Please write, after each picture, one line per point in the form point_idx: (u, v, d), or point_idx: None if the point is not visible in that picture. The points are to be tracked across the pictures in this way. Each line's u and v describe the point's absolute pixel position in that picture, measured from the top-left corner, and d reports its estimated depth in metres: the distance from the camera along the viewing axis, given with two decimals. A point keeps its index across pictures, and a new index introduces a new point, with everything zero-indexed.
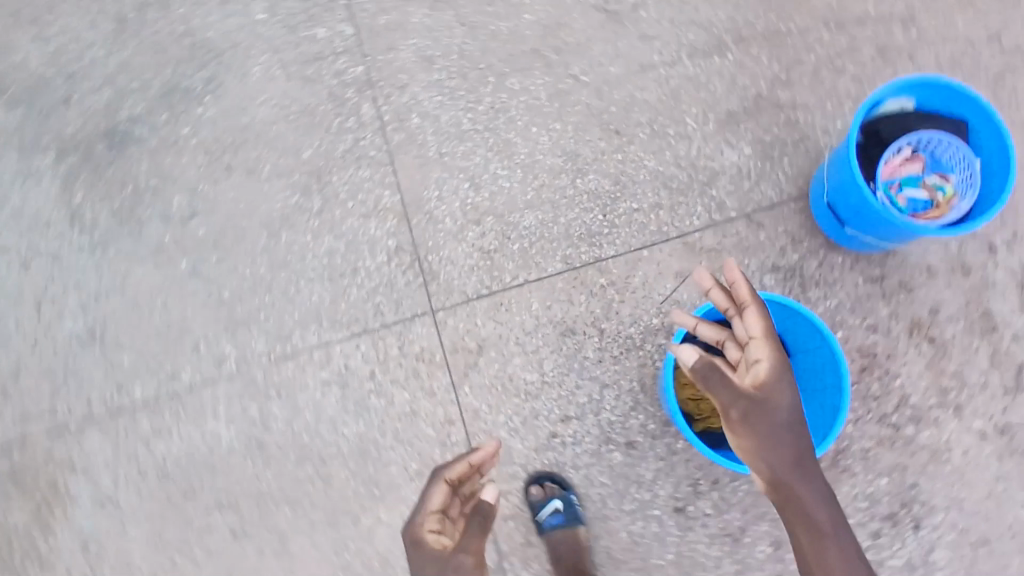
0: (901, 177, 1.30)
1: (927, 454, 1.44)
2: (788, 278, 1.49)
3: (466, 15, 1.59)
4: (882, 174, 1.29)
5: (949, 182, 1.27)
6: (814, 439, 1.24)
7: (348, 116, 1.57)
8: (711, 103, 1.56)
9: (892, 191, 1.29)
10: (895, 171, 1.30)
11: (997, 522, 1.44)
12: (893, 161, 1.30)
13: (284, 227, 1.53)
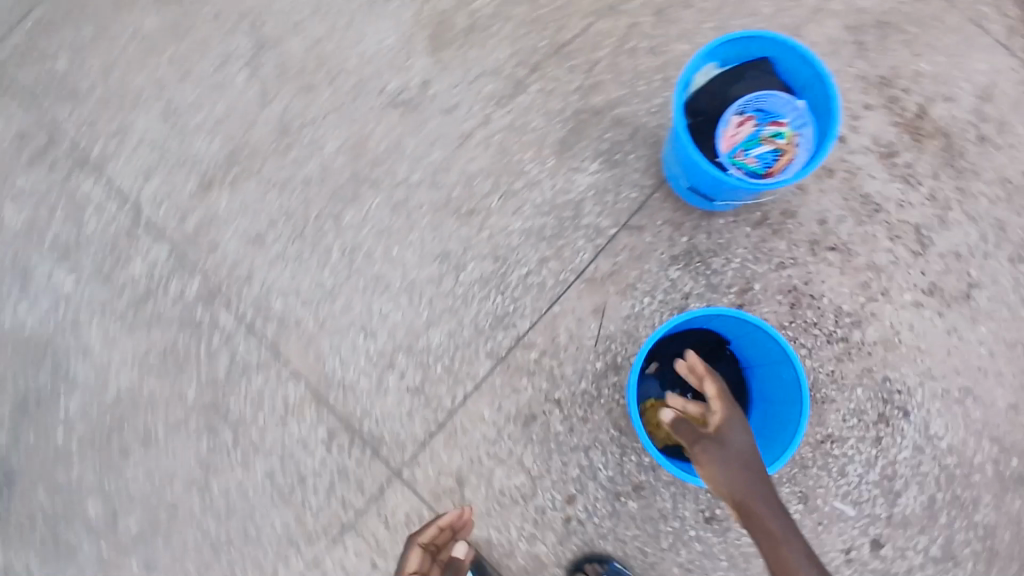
0: (742, 140, 1.31)
1: (881, 346, 1.51)
2: (689, 262, 1.52)
3: (270, 176, 1.52)
4: (724, 146, 1.30)
5: (784, 127, 1.30)
6: (797, 416, 1.24)
7: (211, 336, 1.48)
8: (540, 137, 1.56)
9: (740, 158, 1.30)
10: (734, 138, 1.30)
11: (969, 368, 1.51)
12: (729, 129, 1.30)
13: (210, 475, 1.45)
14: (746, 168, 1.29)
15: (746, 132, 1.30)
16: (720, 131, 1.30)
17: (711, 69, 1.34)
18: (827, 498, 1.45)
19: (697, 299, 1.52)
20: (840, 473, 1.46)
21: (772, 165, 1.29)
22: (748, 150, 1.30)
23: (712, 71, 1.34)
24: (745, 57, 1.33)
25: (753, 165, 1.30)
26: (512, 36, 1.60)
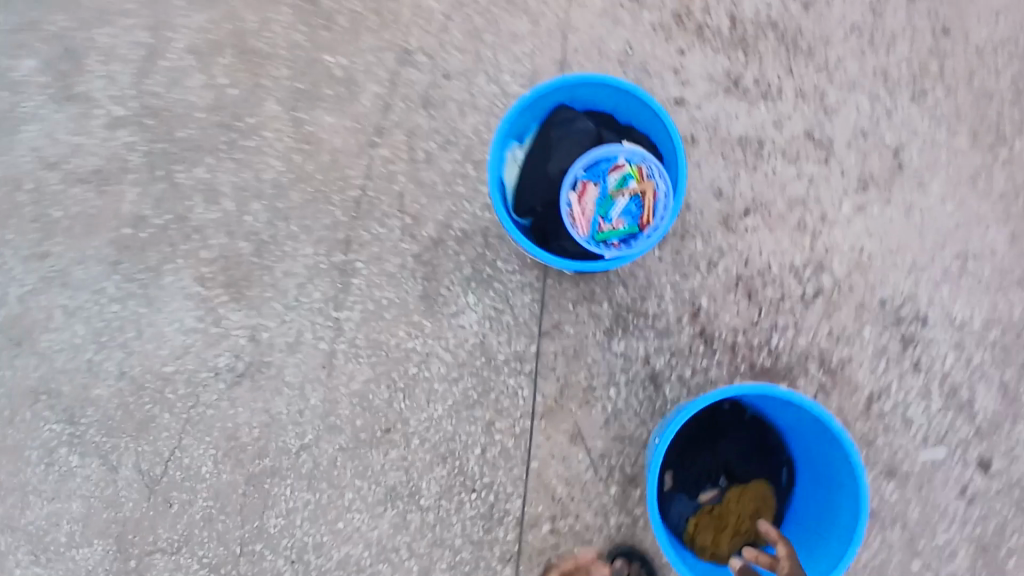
0: (595, 209, 1.09)
1: (857, 273, 1.32)
2: (626, 325, 1.31)
3: (171, 541, 1.31)
4: (582, 229, 1.08)
5: (625, 166, 1.09)
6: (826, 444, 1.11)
7: None
8: (401, 309, 1.33)
9: (607, 226, 1.08)
10: (586, 214, 1.09)
11: (949, 234, 1.34)
12: (574, 209, 1.08)
13: None
14: (619, 235, 1.08)
15: (593, 200, 1.09)
16: (567, 217, 1.07)
17: (516, 150, 1.17)
18: (910, 456, 1.29)
19: (659, 354, 1.31)
20: (905, 424, 1.29)
21: (641, 214, 1.09)
22: (607, 216, 1.09)
23: (519, 150, 1.17)
24: (541, 116, 1.17)
25: (622, 228, 1.09)
26: (302, 228, 1.35)
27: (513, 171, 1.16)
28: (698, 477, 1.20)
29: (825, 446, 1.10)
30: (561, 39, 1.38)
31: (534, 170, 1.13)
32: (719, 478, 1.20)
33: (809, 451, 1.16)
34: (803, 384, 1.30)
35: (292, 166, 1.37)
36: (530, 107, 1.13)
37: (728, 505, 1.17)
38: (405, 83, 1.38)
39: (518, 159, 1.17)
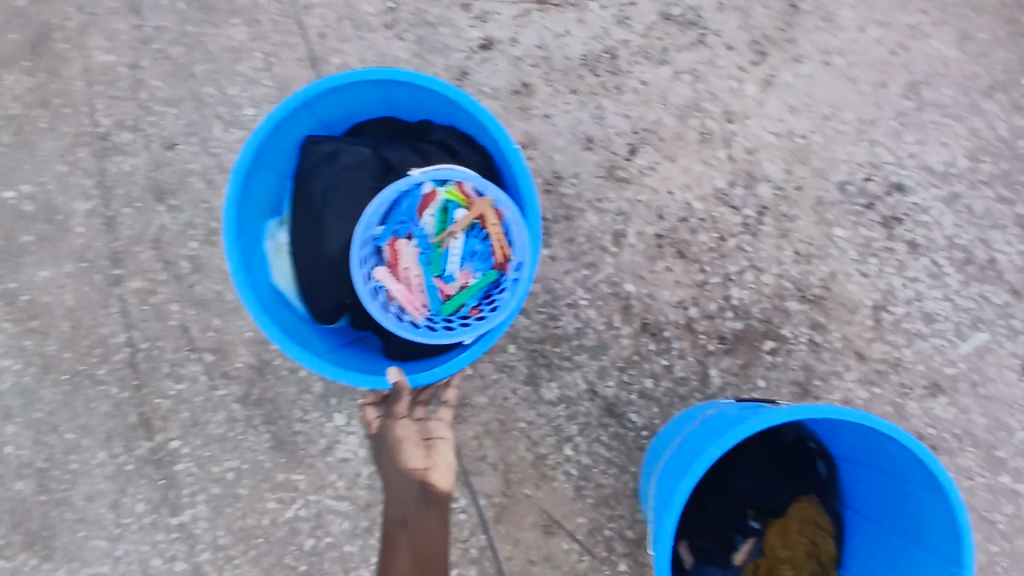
0: (425, 271, 0.82)
1: (796, 165, 0.99)
2: (547, 361, 0.98)
3: None
4: (420, 311, 0.80)
5: (440, 198, 0.80)
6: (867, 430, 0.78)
7: None
8: (259, 475, 0.96)
9: (455, 286, 0.81)
10: (417, 286, 0.80)
11: (883, 67, 1.00)
12: (397, 289, 0.79)
13: None
14: (473, 295, 0.81)
15: (418, 262, 0.81)
16: (392, 305, 0.79)
17: (275, 229, 0.86)
18: (948, 357, 0.97)
19: (605, 377, 0.97)
20: (927, 322, 0.98)
21: (490, 253, 0.81)
22: (446, 274, 0.81)
23: (280, 228, 0.86)
24: (286, 172, 0.86)
25: (474, 281, 0.81)
26: (83, 431, 0.98)
27: (285, 260, 0.85)
28: (718, 530, 0.91)
29: (871, 443, 0.80)
30: (295, 31, 0.99)
31: (313, 244, 0.83)
32: (748, 521, 0.91)
33: (849, 444, 0.86)
34: (791, 333, 0.97)
35: (31, 357, 1.00)
36: (263, 168, 0.81)
37: (777, 555, 0.88)
38: (119, 178, 1.00)
39: (285, 240, 0.86)
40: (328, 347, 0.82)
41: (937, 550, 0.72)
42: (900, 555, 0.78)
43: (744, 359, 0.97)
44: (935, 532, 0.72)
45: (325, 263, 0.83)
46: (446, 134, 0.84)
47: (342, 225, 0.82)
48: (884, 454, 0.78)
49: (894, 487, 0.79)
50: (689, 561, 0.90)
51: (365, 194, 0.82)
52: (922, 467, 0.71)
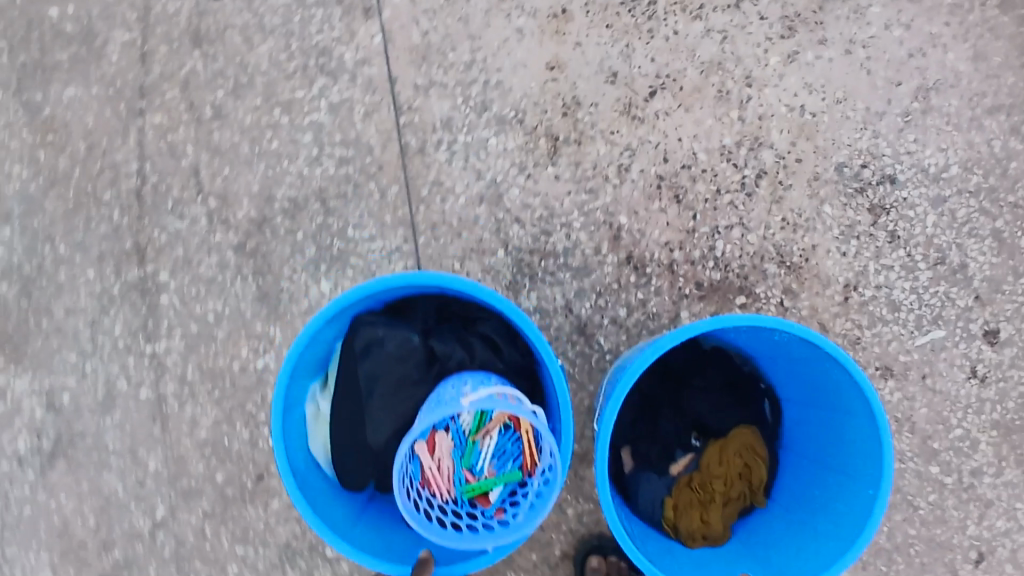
0: (457, 458, 0.83)
1: (800, 140, 1.04)
2: (531, 272, 1.02)
3: None
4: (446, 492, 0.82)
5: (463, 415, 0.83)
6: (804, 361, 0.86)
7: None
8: (238, 321, 1.02)
9: (484, 509, 0.83)
10: (445, 473, 0.83)
11: (900, 67, 1.06)
12: (426, 472, 0.83)
13: None
14: (497, 491, 0.83)
15: (450, 450, 0.83)
16: (420, 492, 0.83)
17: (318, 397, 0.92)
18: (904, 345, 1.03)
19: (582, 298, 1.02)
20: (891, 309, 1.03)
21: (523, 447, 0.84)
22: (475, 468, 0.83)
23: (323, 396, 0.93)
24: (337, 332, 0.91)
25: (499, 475, 0.83)
26: (79, 248, 1.03)
27: (323, 428, 0.91)
28: (662, 443, 0.97)
29: (816, 380, 0.86)
30: None
31: (353, 426, 0.88)
32: (691, 439, 0.97)
33: (796, 384, 0.92)
34: (763, 292, 1.02)
35: (40, 167, 1.04)
36: (312, 346, 0.86)
37: (710, 471, 0.94)
38: (161, 17, 1.04)
39: (325, 408, 0.92)
40: (352, 509, 0.88)
41: (861, 478, 0.79)
42: (825, 485, 0.86)
43: (714, 307, 1.02)
44: (860, 461, 0.80)
45: (365, 454, 0.87)
46: (492, 328, 0.91)
47: (380, 417, 0.87)
48: (827, 390, 0.85)
49: (830, 423, 0.86)
50: (631, 466, 0.98)
51: (406, 383, 0.87)
52: (858, 400, 0.78)
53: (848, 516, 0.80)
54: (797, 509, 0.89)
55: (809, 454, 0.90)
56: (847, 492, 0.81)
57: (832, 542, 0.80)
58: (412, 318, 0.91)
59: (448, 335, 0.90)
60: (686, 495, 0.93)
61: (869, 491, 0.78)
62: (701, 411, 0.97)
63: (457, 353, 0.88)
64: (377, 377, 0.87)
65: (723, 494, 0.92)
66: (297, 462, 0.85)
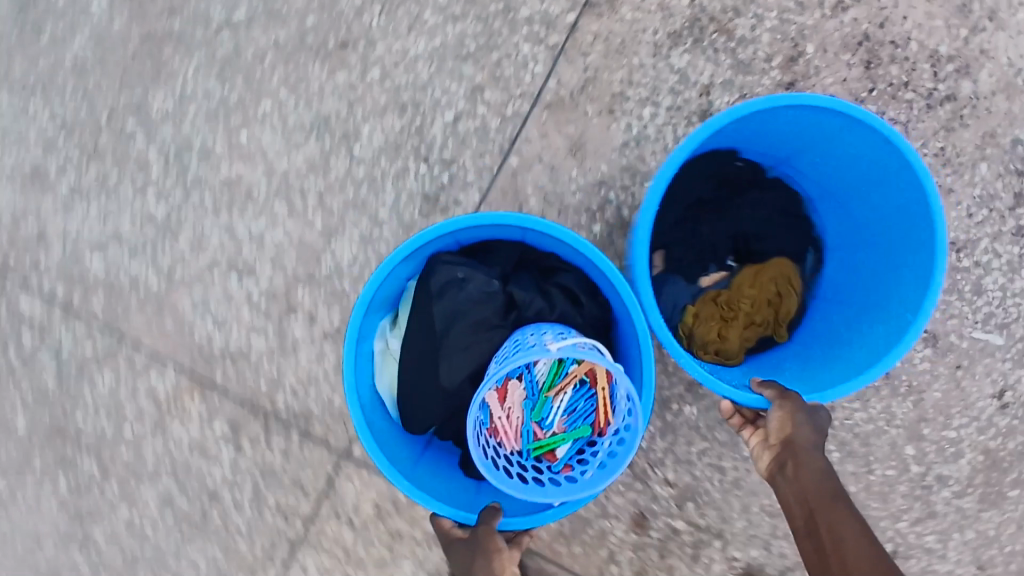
0: (527, 414, 0.83)
1: (1003, 95, 0.99)
2: (697, 37, 0.98)
3: (26, 78, 1.04)
4: (513, 444, 0.82)
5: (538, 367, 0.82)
6: (862, 188, 0.87)
7: (22, 329, 1.05)
8: None
9: (547, 459, 0.82)
10: (515, 423, 0.82)
11: None
12: (497, 421, 0.82)
13: (88, 521, 1.05)
14: (565, 449, 0.82)
15: (521, 405, 0.82)
16: (488, 440, 0.82)
17: (387, 335, 0.89)
18: (962, 329, 0.99)
19: (724, 91, 0.98)
20: (974, 292, 0.99)
21: (598, 407, 0.82)
22: (544, 423, 0.82)
23: (392, 334, 0.90)
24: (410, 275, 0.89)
25: (567, 432, 0.83)
26: None
27: (390, 367, 0.88)
28: (701, 249, 0.94)
29: (879, 215, 0.86)
30: None
31: (423, 376, 0.84)
32: (727, 258, 0.95)
33: (849, 227, 0.92)
34: None
35: None
36: (384, 281, 0.83)
37: (739, 292, 0.93)
38: None
39: (393, 348, 0.89)
40: (412, 459, 0.85)
41: (907, 300, 0.79)
42: (860, 319, 0.86)
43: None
44: (906, 291, 0.80)
45: (434, 402, 0.83)
46: (572, 278, 0.87)
47: (455, 358, 0.83)
48: (887, 227, 0.85)
49: (879, 259, 0.86)
50: (676, 237, 0.94)
51: (483, 326, 0.83)
52: (923, 227, 0.79)
53: (884, 339, 0.80)
54: (823, 347, 0.88)
55: (845, 296, 0.90)
56: (882, 323, 0.82)
57: (858, 362, 0.81)
58: (492, 262, 0.87)
59: (527, 280, 0.86)
60: (711, 308, 0.93)
61: (904, 316, 0.79)
62: (749, 229, 0.94)
63: (536, 303, 0.85)
64: (453, 317, 0.84)
65: (748, 315, 0.92)
66: (363, 394, 0.83)
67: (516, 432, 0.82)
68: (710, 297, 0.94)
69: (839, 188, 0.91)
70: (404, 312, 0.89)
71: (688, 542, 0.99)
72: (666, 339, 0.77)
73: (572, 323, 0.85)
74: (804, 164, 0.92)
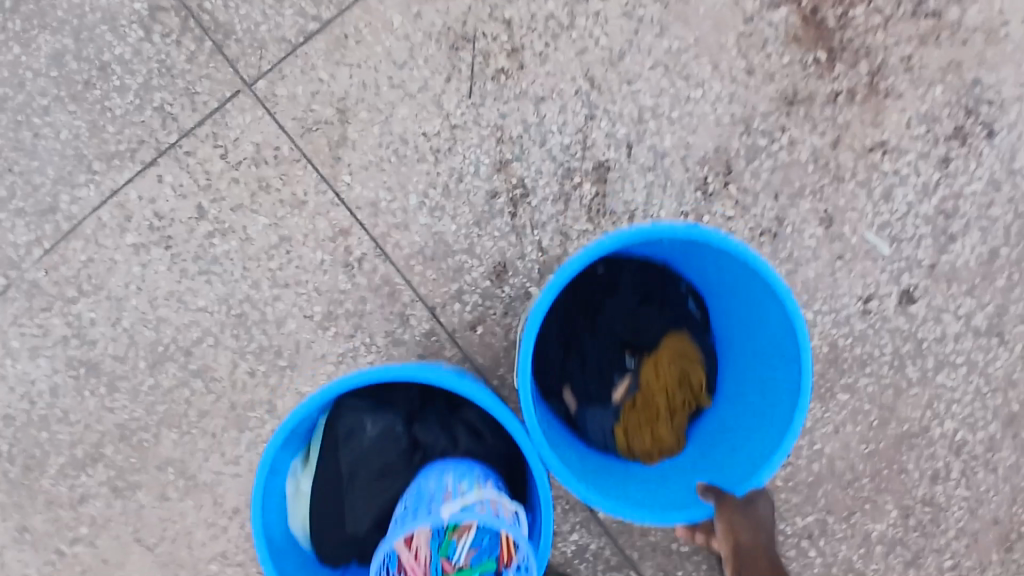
0: (433, 552, 0.79)
1: (980, 35, 1.05)
2: None
3: None
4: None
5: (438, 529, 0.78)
6: (714, 255, 0.86)
7: None
8: None
9: None
10: (422, 559, 0.78)
11: None
12: (402, 563, 0.78)
13: None
14: None
15: (427, 542, 0.78)
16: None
17: (297, 474, 0.88)
18: (858, 224, 1.04)
19: None
20: (883, 196, 1.05)
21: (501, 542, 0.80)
22: (451, 559, 0.79)
23: (303, 473, 0.89)
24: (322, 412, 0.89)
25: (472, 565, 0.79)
26: None
27: (303, 504, 0.87)
28: (598, 373, 0.94)
29: (734, 270, 0.85)
30: None
31: (335, 524, 0.86)
32: (625, 361, 0.95)
33: (717, 278, 0.92)
34: (838, 74, 1.03)
35: None
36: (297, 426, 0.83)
37: (650, 389, 0.92)
38: None
39: (304, 487, 0.88)
40: None
41: (788, 367, 0.79)
42: (757, 379, 0.86)
43: (803, 35, 1.02)
44: (785, 341, 0.80)
45: (343, 537, 0.86)
46: (475, 415, 0.91)
47: (364, 507, 0.86)
48: (746, 281, 0.84)
49: (752, 305, 0.86)
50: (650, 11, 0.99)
51: (388, 471, 0.87)
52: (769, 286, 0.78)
53: (778, 404, 0.80)
54: (735, 396, 0.89)
55: (741, 345, 0.91)
56: (780, 376, 0.81)
57: (780, 414, 0.80)
58: (394, 403, 0.90)
59: (430, 422, 0.90)
60: (636, 417, 0.91)
61: (792, 372, 0.78)
62: (628, 331, 0.96)
63: (439, 441, 0.88)
64: (360, 463, 0.87)
65: (667, 406, 0.91)
66: (277, 534, 0.83)
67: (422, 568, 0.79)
68: (626, 408, 0.92)
69: (693, 251, 0.90)
70: (315, 449, 0.89)
71: None
72: (556, 467, 0.77)
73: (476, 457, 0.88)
74: (656, 244, 0.93)
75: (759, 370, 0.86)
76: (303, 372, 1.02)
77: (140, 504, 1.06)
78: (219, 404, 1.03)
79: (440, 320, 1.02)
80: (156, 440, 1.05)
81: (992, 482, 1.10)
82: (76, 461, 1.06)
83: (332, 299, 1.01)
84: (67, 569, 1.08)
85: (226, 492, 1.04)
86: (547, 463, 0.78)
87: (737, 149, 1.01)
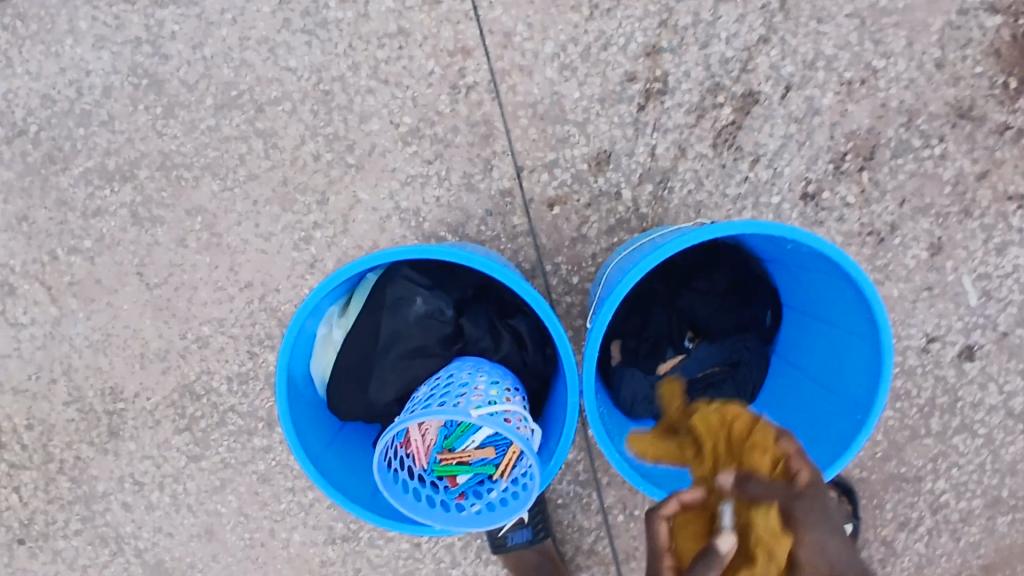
0: (439, 440, 0.75)
1: None
2: None
3: None
4: (419, 460, 0.74)
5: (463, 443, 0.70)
6: (812, 278, 0.76)
7: None
8: None
9: (450, 479, 0.74)
10: (427, 442, 0.74)
11: None
12: (409, 436, 0.74)
13: None
14: (467, 478, 0.74)
15: (435, 429, 0.75)
16: (395, 450, 0.74)
17: (332, 321, 0.76)
18: (960, 265, 1.00)
19: None
20: (996, 248, 1.00)
21: (505, 450, 0.74)
22: (455, 448, 0.75)
23: (337, 321, 0.76)
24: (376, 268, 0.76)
25: (475, 463, 0.74)
26: None
27: (329, 355, 0.76)
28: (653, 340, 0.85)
29: (824, 297, 0.75)
30: None
31: (354, 387, 0.74)
32: (685, 339, 0.85)
33: (799, 299, 0.81)
34: (1018, 109, 0.96)
35: None
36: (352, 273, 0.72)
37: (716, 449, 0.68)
38: None
39: (337, 337, 0.76)
40: (325, 441, 0.74)
41: (850, 412, 0.72)
42: (804, 414, 0.78)
43: (1004, 53, 0.95)
44: (853, 385, 0.72)
45: (358, 403, 0.74)
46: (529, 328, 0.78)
47: (387, 376, 0.74)
48: (836, 311, 0.74)
49: (830, 343, 0.76)
50: None
51: (423, 352, 0.74)
52: (868, 327, 0.70)
53: (824, 448, 0.73)
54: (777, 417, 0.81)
55: (796, 373, 0.82)
56: (833, 417, 0.74)
57: (823, 452, 0.74)
58: (451, 286, 0.77)
59: (481, 318, 0.76)
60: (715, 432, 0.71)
61: (855, 417, 0.71)
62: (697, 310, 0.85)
63: (483, 341, 0.76)
64: (398, 334, 0.74)
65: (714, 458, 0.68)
66: (299, 370, 0.73)
67: (426, 447, 0.74)
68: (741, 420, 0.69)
69: (783, 260, 0.80)
70: (359, 300, 0.77)
71: (619, 212, 0.95)
72: (591, 415, 0.70)
73: (513, 369, 0.77)
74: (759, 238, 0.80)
75: (812, 407, 0.78)
76: (366, 177, 0.96)
77: (154, 240, 1.01)
78: (271, 174, 0.97)
79: (522, 183, 0.95)
80: (194, 184, 0.99)
81: (950, 551, 1.11)
82: (103, 171, 1.00)
83: (425, 116, 0.94)
84: (57, 274, 1.04)
85: (244, 264, 0.99)
86: (586, 408, 0.70)
87: (887, 139, 0.96)
